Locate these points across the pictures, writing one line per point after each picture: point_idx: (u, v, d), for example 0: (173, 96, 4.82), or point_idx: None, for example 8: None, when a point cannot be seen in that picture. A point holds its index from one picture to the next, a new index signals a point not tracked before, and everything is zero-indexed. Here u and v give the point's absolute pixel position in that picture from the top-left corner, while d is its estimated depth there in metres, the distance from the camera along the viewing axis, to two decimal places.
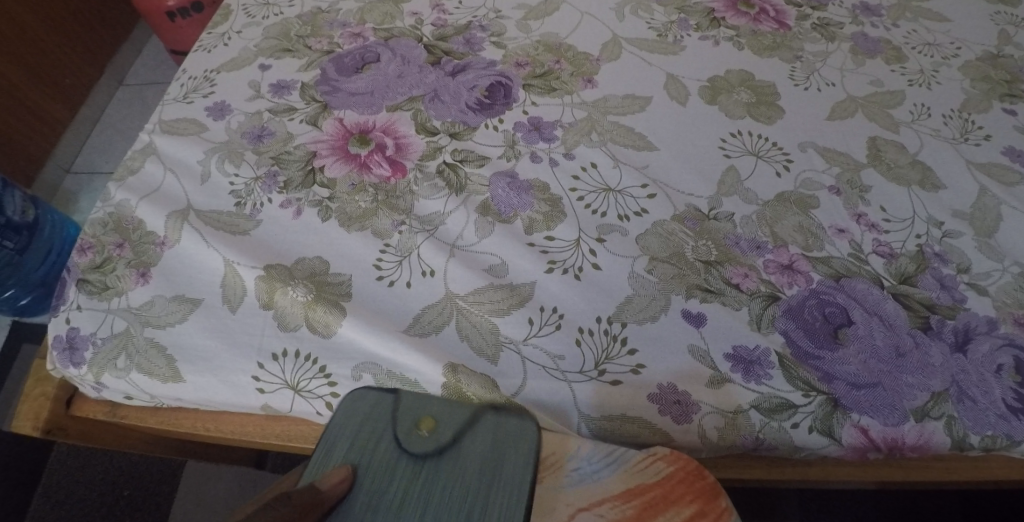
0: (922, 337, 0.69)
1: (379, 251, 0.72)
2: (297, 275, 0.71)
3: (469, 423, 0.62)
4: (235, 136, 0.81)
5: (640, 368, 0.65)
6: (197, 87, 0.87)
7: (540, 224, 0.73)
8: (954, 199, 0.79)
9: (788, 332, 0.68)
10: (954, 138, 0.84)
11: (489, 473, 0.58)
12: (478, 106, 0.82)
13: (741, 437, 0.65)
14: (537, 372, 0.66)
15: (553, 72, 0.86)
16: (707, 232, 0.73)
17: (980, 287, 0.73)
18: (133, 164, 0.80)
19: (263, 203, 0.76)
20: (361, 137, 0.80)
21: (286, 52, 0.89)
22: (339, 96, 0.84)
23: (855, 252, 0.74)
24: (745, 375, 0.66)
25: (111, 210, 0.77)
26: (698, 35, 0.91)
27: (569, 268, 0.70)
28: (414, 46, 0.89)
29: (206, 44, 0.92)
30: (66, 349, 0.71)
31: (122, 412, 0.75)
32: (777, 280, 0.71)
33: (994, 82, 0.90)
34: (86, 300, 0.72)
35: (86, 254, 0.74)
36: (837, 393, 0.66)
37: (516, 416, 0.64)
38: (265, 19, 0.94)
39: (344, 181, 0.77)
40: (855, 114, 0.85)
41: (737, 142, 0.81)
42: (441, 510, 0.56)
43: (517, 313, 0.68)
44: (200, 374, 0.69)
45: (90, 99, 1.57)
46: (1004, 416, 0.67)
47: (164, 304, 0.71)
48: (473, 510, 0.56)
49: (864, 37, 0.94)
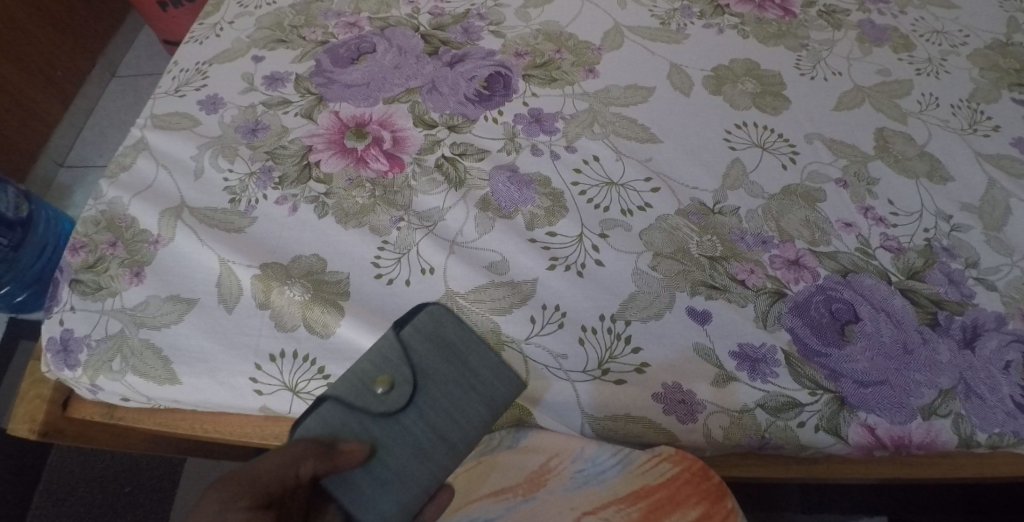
0: (929, 333, 0.68)
1: (377, 248, 0.71)
2: (294, 273, 0.70)
3: (402, 346, 0.56)
4: (229, 131, 0.79)
5: (644, 367, 0.64)
6: (189, 80, 0.85)
7: (542, 219, 0.72)
8: (962, 192, 0.78)
9: (794, 329, 0.67)
10: (962, 129, 0.83)
11: (457, 362, 0.57)
12: (477, 97, 0.80)
13: (747, 436, 0.64)
14: (539, 372, 0.64)
15: (554, 62, 0.84)
16: (712, 227, 0.72)
17: (989, 282, 0.72)
18: (125, 160, 0.79)
19: (258, 200, 0.74)
20: (358, 130, 0.78)
21: (280, 43, 0.87)
22: (334, 88, 0.82)
23: (862, 246, 0.72)
24: (751, 374, 0.65)
25: (103, 208, 0.75)
26: (702, 23, 0.89)
27: (571, 265, 0.69)
28: (410, 36, 0.87)
29: (198, 35, 0.90)
30: (60, 352, 0.70)
31: (119, 413, 0.74)
32: (784, 276, 0.70)
33: (1002, 71, 0.88)
34: (80, 301, 0.71)
35: (78, 253, 0.73)
36: (844, 391, 0.65)
37: (414, 312, 0.59)
38: (258, 8, 0.92)
39: (341, 176, 0.75)
40: (862, 105, 0.84)
41: (743, 134, 0.79)
42: (459, 411, 0.57)
43: (519, 311, 0.67)
44: (196, 376, 0.68)
45: (83, 91, 1.54)
46: (1012, 413, 0.66)
47: (159, 305, 0.70)
48: (478, 390, 0.57)
49: (871, 24, 0.92)
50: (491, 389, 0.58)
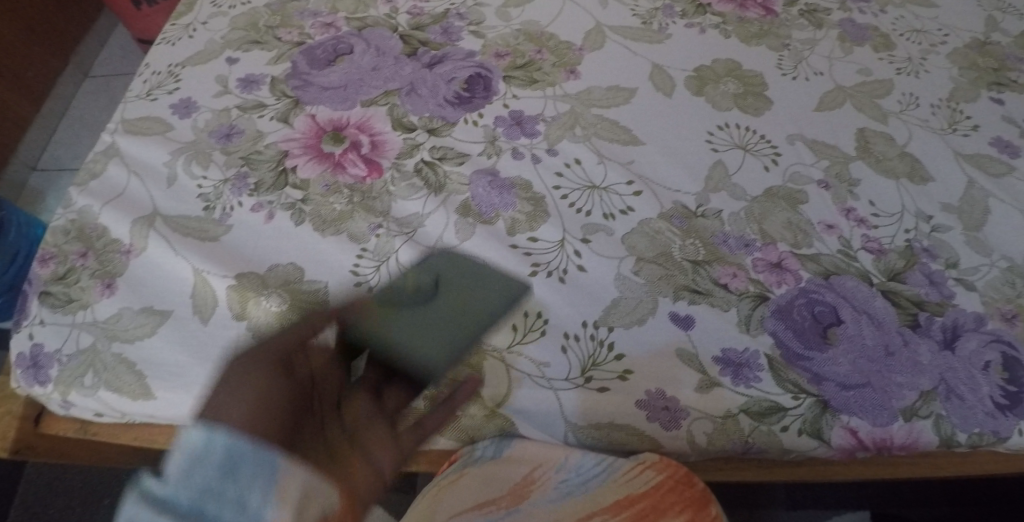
0: (910, 335, 0.68)
1: (356, 256, 0.70)
2: (271, 283, 0.69)
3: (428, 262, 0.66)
4: (203, 135, 0.78)
5: (627, 373, 0.64)
6: (161, 83, 0.83)
7: (523, 224, 0.71)
8: (942, 192, 0.78)
9: (777, 333, 0.67)
10: (942, 128, 0.83)
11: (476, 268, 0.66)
12: (457, 99, 0.79)
13: (731, 441, 0.63)
14: (522, 380, 0.64)
15: (535, 62, 0.83)
16: (694, 230, 0.71)
17: (968, 282, 0.72)
18: (95, 167, 0.77)
19: (233, 207, 0.73)
20: (335, 134, 0.77)
21: (255, 44, 0.85)
22: (310, 90, 0.80)
23: (844, 248, 0.72)
24: (734, 379, 0.64)
25: (73, 217, 0.73)
26: (684, 22, 0.89)
27: (553, 271, 0.68)
28: (388, 37, 0.85)
29: (170, 36, 0.88)
30: (30, 367, 0.68)
31: (93, 428, 0.72)
32: (766, 279, 0.69)
33: (981, 70, 0.89)
34: (49, 314, 0.69)
35: (47, 265, 0.71)
36: (827, 395, 0.65)
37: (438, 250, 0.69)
38: (232, 8, 0.90)
39: (318, 182, 0.74)
40: (843, 105, 0.83)
41: (725, 135, 0.78)
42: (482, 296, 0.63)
43: (500, 319, 0.66)
44: (171, 390, 0.66)
45: (55, 92, 1.50)
46: (991, 413, 0.66)
47: (131, 317, 0.68)
48: (497, 280, 0.64)
49: (852, 24, 0.92)
50: (510, 279, 0.65)
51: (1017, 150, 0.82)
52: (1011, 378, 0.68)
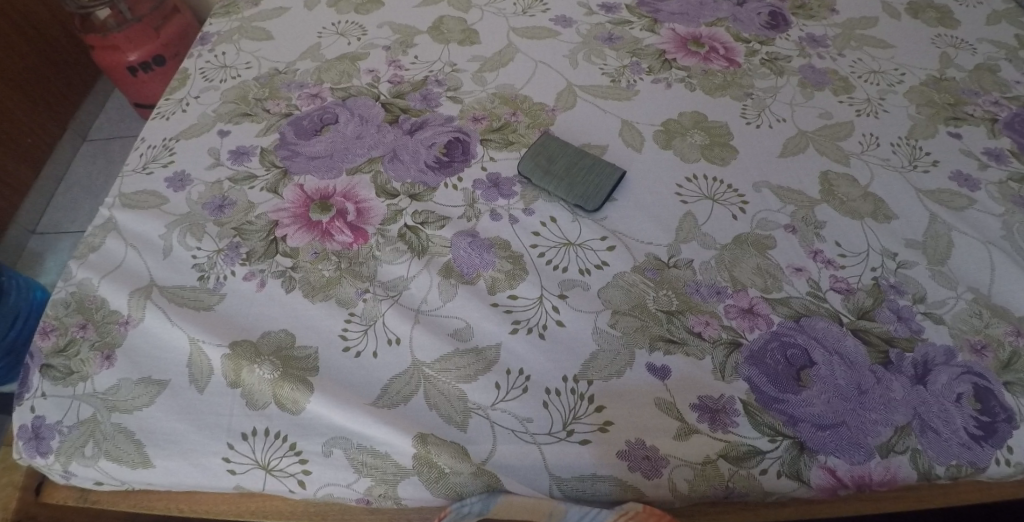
0: (883, 373, 0.70)
1: (344, 322, 0.73)
2: (263, 351, 0.72)
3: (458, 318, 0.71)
4: (196, 208, 0.81)
5: (608, 425, 0.68)
6: (157, 157, 0.86)
7: (503, 283, 0.75)
8: (906, 229, 0.80)
9: (751, 378, 0.70)
10: (903, 166, 0.85)
11: None
12: (437, 164, 0.83)
13: (712, 487, 0.67)
14: (507, 436, 0.68)
15: (510, 125, 0.88)
16: (667, 281, 0.75)
17: (936, 316, 0.74)
18: (93, 240, 0.79)
19: (226, 276, 0.76)
20: (322, 203, 0.80)
21: (245, 117, 0.90)
22: (298, 160, 0.84)
23: (813, 290, 0.75)
24: (712, 424, 0.68)
25: (73, 290, 0.76)
26: (651, 78, 0.93)
27: (533, 327, 0.72)
28: (371, 105, 0.89)
29: (164, 110, 0.92)
30: (31, 440, 0.70)
31: (93, 496, 0.74)
32: (738, 325, 0.73)
33: (938, 106, 0.91)
34: (51, 386, 0.71)
35: (48, 337, 0.73)
36: (802, 436, 0.68)
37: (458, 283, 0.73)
38: (222, 82, 0.95)
39: (308, 249, 0.78)
40: (806, 149, 0.86)
41: (694, 187, 0.82)
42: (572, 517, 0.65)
43: (484, 377, 0.70)
44: (169, 459, 0.69)
45: (53, 157, 1.55)
46: (966, 444, 0.68)
47: (130, 388, 0.71)
48: None
49: (812, 69, 0.95)
50: None
51: (977, 184, 0.83)
52: (983, 408, 0.69)
